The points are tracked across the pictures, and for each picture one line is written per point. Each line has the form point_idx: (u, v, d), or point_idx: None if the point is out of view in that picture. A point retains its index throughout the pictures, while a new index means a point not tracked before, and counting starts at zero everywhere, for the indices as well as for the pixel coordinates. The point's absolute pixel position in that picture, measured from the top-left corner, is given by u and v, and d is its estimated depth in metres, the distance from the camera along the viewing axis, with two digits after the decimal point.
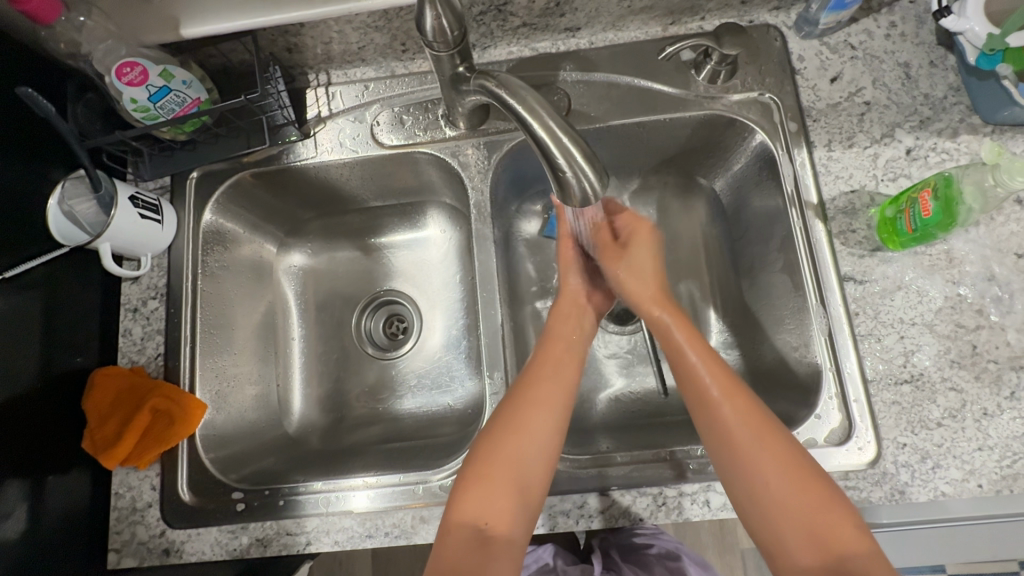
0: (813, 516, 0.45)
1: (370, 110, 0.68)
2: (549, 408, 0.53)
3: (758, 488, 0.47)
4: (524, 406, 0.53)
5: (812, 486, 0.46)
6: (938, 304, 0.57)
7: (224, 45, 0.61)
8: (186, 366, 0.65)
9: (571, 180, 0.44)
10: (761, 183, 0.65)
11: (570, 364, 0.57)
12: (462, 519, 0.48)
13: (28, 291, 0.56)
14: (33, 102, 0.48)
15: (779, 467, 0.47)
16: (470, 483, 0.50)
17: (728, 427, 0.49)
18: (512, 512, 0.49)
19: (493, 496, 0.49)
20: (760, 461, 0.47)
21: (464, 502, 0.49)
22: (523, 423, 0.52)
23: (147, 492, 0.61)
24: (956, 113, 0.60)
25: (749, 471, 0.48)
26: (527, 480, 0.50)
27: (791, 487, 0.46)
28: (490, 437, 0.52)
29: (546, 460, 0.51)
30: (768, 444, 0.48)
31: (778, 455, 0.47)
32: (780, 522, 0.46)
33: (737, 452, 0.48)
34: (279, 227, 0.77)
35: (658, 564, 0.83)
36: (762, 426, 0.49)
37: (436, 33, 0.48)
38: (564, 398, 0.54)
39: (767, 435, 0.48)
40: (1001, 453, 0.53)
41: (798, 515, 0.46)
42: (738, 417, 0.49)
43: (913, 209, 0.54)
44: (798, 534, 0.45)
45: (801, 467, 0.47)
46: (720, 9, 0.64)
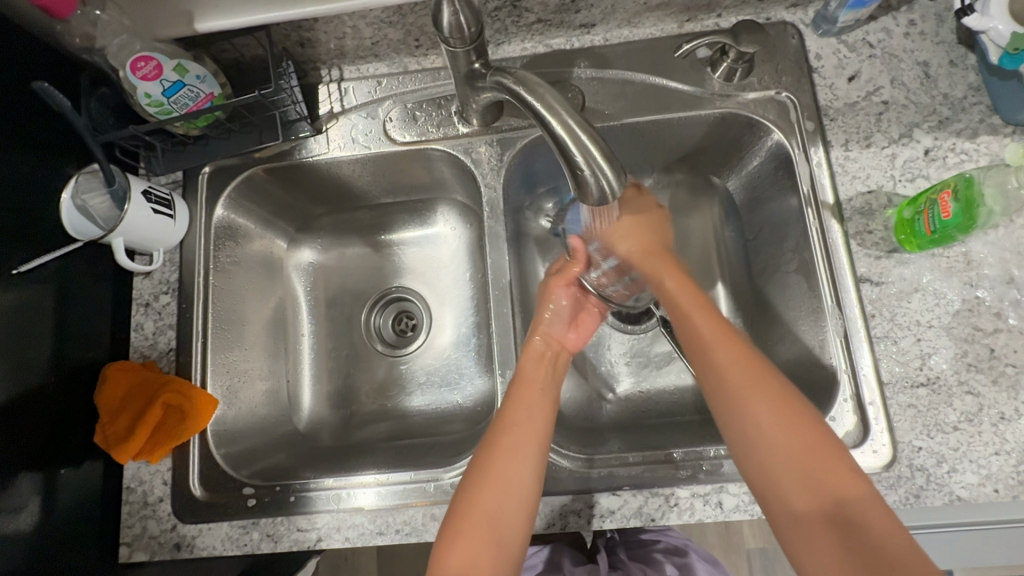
0: (805, 457, 0.45)
1: (382, 107, 0.67)
2: (521, 456, 0.52)
3: (750, 429, 0.47)
4: (495, 455, 0.52)
5: (801, 425, 0.46)
6: (955, 307, 0.56)
7: (237, 40, 0.61)
8: (198, 361, 0.65)
9: (589, 177, 0.44)
10: (777, 183, 0.65)
11: (544, 403, 0.56)
12: (445, 573, 0.47)
13: (42, 285, 0.56)
14: (48, 96, 0.48)
15: (774, 412, 0.47)
16: (450, 536, 0.49)
17: (721, 371, 0.50)
18: (496, 562, 0.48)
19: (476, 548, 0.48)
20: (754, 402, 0.47)
21: (446, 557, 0.48)
22: (497, 474, 0.51)
23: (159, 486, 0.61)
24: (976, 113, 0.59)
25: (742, 411, 0.48)
26: (504, 533, 0.49)
27: (782, 429, 0.46)
28: (466, 490, 0.51)
29: (524, 508, 0.51)
30: (761, 387, 0.48)
31: (772, 397, 0.47)
32: (772, 465, 0.46)
33: (731, 397, 0.49)
34: (289, 223, 0.77)
35: (666, 560, 0.82)
36: (755, 370, 0.49)
37: (453, 29, 0.47)
38: (539, 439, 0.53)
39: (758, 377, 0.48)
40: (1017, 458, 0.52)
41: (790, 457, 0.45)
42: (732, 362, 0.50)
43: (932, 210, 0.53)
44: (789, 477, 0.45)
45: (797, 410, 0.47)
46: (737, 6, 0.64)
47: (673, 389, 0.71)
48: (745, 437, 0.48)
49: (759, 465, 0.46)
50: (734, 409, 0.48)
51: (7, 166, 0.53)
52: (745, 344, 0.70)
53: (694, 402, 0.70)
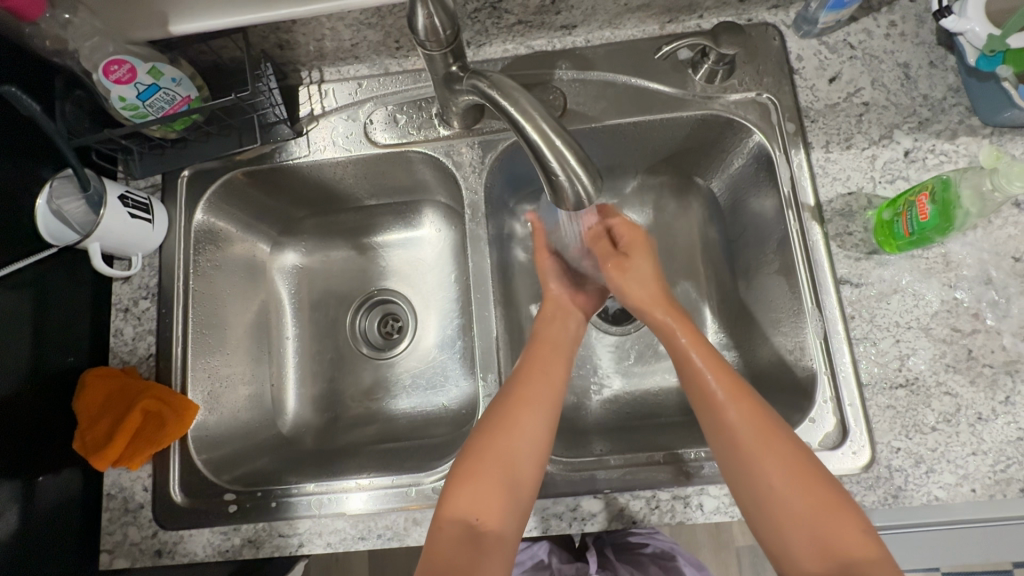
0: (819, 520, 0.45)
1: (363, 109, 0.67)
2: (538, 408, 0.53)
3: (763, 491, 0.47)
4: (514, 403, 0.53)
5: (811, 484, 0.46)
6: (934, 308, 0.56)
7: (214, 42, 0.60)
8: (178, 367, 0.64)
9: (564, 182, 0.44)
10: (759, 184, 0.65)
11: (557, 363, 0.58)
12: (453, 512, 0.48)
13: (17, 291, 0.56)
14: (18, 102, 0.49)
15: (790, 476, 0.47)
16: (461, 477, 0.50)
17: (736, 432, 0.49)
18: (504, 508, 0.49)
19: (486, 493, 0.49)
20: (763, 463, 0.47)
21: (455, 498, 0.49)
22: (513, 421, 0.52)
23: (140, 492, 0.61)
24: (955, 114, 0.59)
25: (753, 471, 0.48)
26: (516, 478, 0.50)
27: (796, 492, 0.46)
28: (481, 435, 0.52)
29: (539, 457, 0.52)
30: (774, 450, 0.48)
31: (785, 460, 0.47)
32: (783, 525, 0.46)
33: (744, 461, 0.48)
34: (272, 226, 0.76)
35: (653, 564, 0.83)
36: (767, 432, 0.48)
37: (428, 32, 0.47)
38: (554, 392, 0.55)
39: (770, 440, 0.48)
40: (995, 458, 0.53)
41: (804, 520, 0.45)
42: (747, 423, 0.49)
43: (910, 212, 0.53)
44: (803, 542, 0.45)
45: (808, 472, 0.47)
46: (719, 7, 0.64)
47: (657, 390, 0.71)
48: (758, 502, 0.47)
49: (771, 529, 0.47)
50: (747, 472, 0.48)
51: None
52: (727, 344, 0.70)
53: (678, 404, 0.70)
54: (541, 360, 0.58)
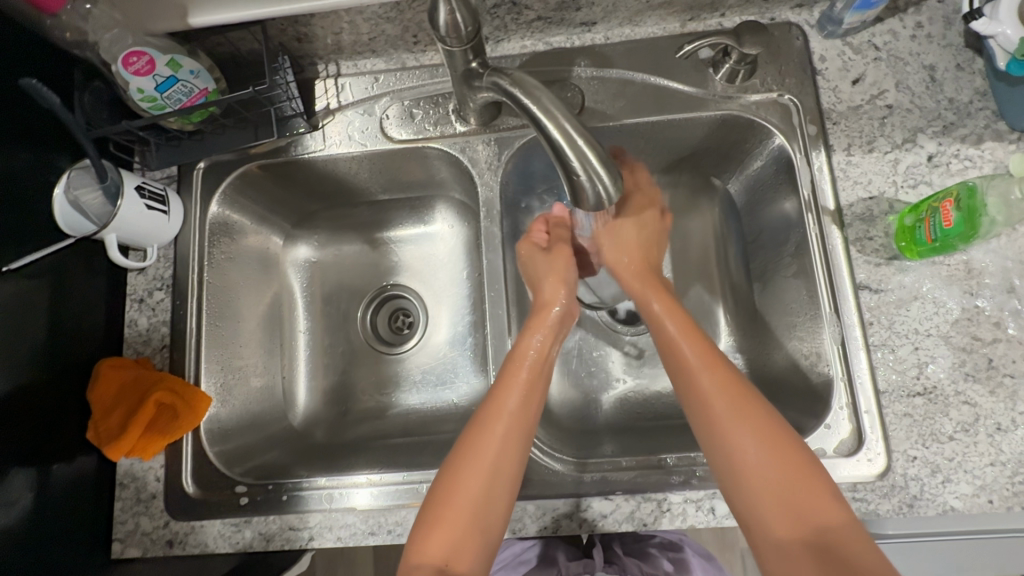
0: (796, 497, 0.44)
1: (380, 103, 0.66)
2: (511, 443, 0.51)
3: (736, 459, 0.47)
4: (479, 438, 0.51)
5: (786, 452, 0.46)
6: (954, 316, 0.56)
7: (232, 35, 0.60)
8: (192, 359, 0.65)
9: (584, 182, 0.43)
10: (777, 187, 0.64)
11: (536, 386, 0.54)
12: (423, 559, 0.47)
13: (34, 282, 0.56)
14: (37, 92, 0.47)
15: (759, 440, 0.46)
16: (430, 522, 0.48)
17: (703, 392, 0.50)
18: (475, 550, 0.47)
19: (455, 537, 0.47)
20: (738, 429, 0.47)
21: (424, 546, 0.47)
22: (481, 457, 0.50)
23: (152, 482, 0.61)
24: (981, 118, 0.58)
25: (726, 435, 0.48)
26: (488, 516, 0.49)
27: (772, 460, 0.45)
28: (451, 474, 0.50)
29: (509, 494, 0.50)
30: (748, 416, 0.48)
31: (760, 428, 0.47)
32: (757, 493, 0.45)
33: (716, 425, 0.48)
34: (286, 219, 0.76)
35: (659, 555, 0.83)
36: (741, 395, 0.49)
37: (449, 28, 0.46)
38: (528, 421, 0.52)
39: (747, 407, 0.48)
40: (1013, 469, 0.52)
41: (777, 492, 0.45)
42: (718, 390, 0.49)
43: (933, 219, 0.53)
44: (773, 509, 0.45)
45: (787, 444, 0.46)
46: (742, 6, 0.63)
47: (669, 392, 0.71)
48: (729, 466, 0.47)
49: (743, 496, 0.46)
50: (717, 435, 0.48)
51: None
52: (740, 346, 0.69)
53: None
54: (517, 382, 0.54)
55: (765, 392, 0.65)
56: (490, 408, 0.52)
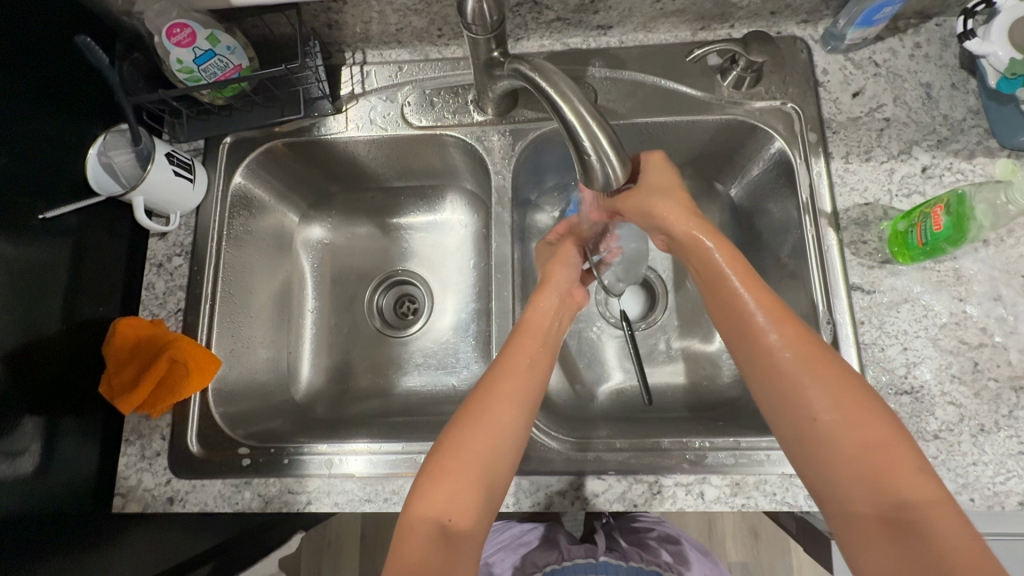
0: (875, 452, 0.43)
1: (401, 91, 0.70)
2: (515, 404, 0.53)
3: (809, 422, 0.45)
4: (493, 398, 0.53)
5: (862, 415, 0.44)
6: (942, 320, 0.58)
7: (268, 17, 0.63)
8: (205, 323, 0.67)
9: (595, 163, 0.46)
10: (778, 191, 0.67)
11: (543, 355, 0.57)
12: (426, 512, 0.47)
13: (61, 237, 0.58)
14: (90, 51, 0.51)
15: (831, 401, 0.45)
16: (434, 475, 0.49)
17: (766, 357, 0.48)
18: (478, 505, 0.49)
19: (459, 491, 0.48)
20: (806, 388, 0.46)
21: (428, 495, 0.48)
22: (492, 416, 0.52)
23: (157, 441, 0.63)
24: (974, 135, 0.61)
25: (796, 400, 0.46)
26: (492, 474, 0.50)
27: (846, 419, 0.44)
28: (460, 429, 0.52)
29: (513, 453, 0.52)
30: (820, 378, 0.46)
31: (830, 384, 0.45)
32: (828, 458, 0.44)
33: (784, 389, 0.46)
34: (302, 199, 0.79)
35: (660, 547, 0.85)
36: (812, 353, 0.47)
37: (476, 15, 0.49)
38: (535, 387, 0.55)
39: (818, 363, 0.46)
40: (995, 469, 0.53)
41: (849, 453, 0.43)
42: (787, 344, 0.47)
43: (924, 223, 0.55)
44: (849, 475, 0.43)
45: (861, 399, 0.45)
46: (750, 18, 0.66)
47: (664, 387, 0.73)
48: (800, 425, 0.46)
49: (815, 461, 0.45)
50: (787, 397, 0.46)
51: (35, 117, 0.55)
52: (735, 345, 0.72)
53: (684, 400, 0.71)
54: (523, 354, 0.56)
55: None
56: (500, 366, 0.56)
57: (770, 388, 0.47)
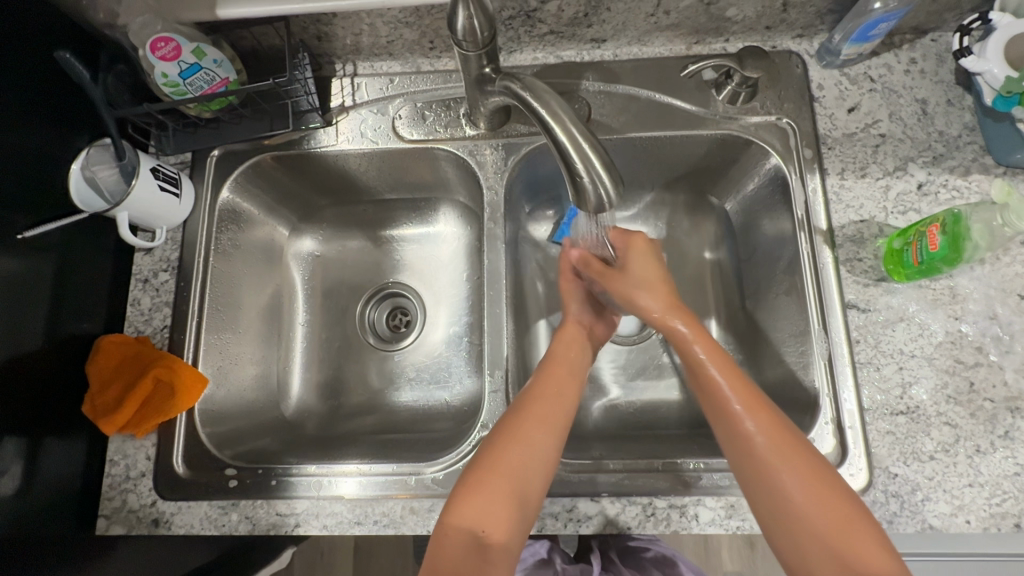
0: (844, 538, 0.44)
1: (393, 104, 0.69)
2: (548, 426, 0.53)
3: (784, 509, 0.46)
4: (528, 418, 0.53)
5: (835, 505, 0.45)
6: (938, 339, 0.57)
7: (256, 29, 0.62)
8: (191, 339, 0.65)
9: (588, 185, 0.45)
10: (773, 206, 0.66)
11: (571, 384, 0.57)
12: (460, 522, 0.47)
13: (42, 253, 0.57)
14: (70, 66, 0.50)
15: (807, 490, 0.45)
16: (470, 487, 0.49)
17: (751, 442, 0.48)
18: (514, 521, 0.48)
19: (494, 505, 0.48)
20: (783, 477, 0.46)
21: (465, 508, 0.48)
22: (524, 436, 0.51)
23: (142, 461, 0.61)
24: (969, 152, 0.61)
25: (776, 489, 0.46)
26: (528, 491, 0.49)
27: (817, 505, 0.45)
28: (496, 444, 0.51)
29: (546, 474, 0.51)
30: (797, 465, 0.46)
31: (806, 472, 0.46)
32: (804, 544, 0.45)
33: (762, 475, 0.47)
34: (293, 212, 0.78)
35: (655, 569, 0.84)
36: (784, 439, 0.47)
37: (466, 32, 0.48)
38: (568, 413, 0.55)
39: (790, 448, 0.47)
40: (991, 491, 0.53)
41: (826, 539, 0.44)
42: (764, 433, 0.48)
43: (920, 242, 0.55)
44: (822, 559, 0.44)
45: (829, 487, 0.46)
46: (745, 33, 0.66)
47: (659, 403, 0.72)
48: (773, 507, 0.46)
49: (791, 544, 0.45)
50: (764, 482, 0.47)
51: (15, 131, 0.54)
52: None
53: (679, 417, 0.71)
54: (555, 379, 0.57)
55: None
56: (531, 394, 0.55)
57: (747, 474, 0.48)
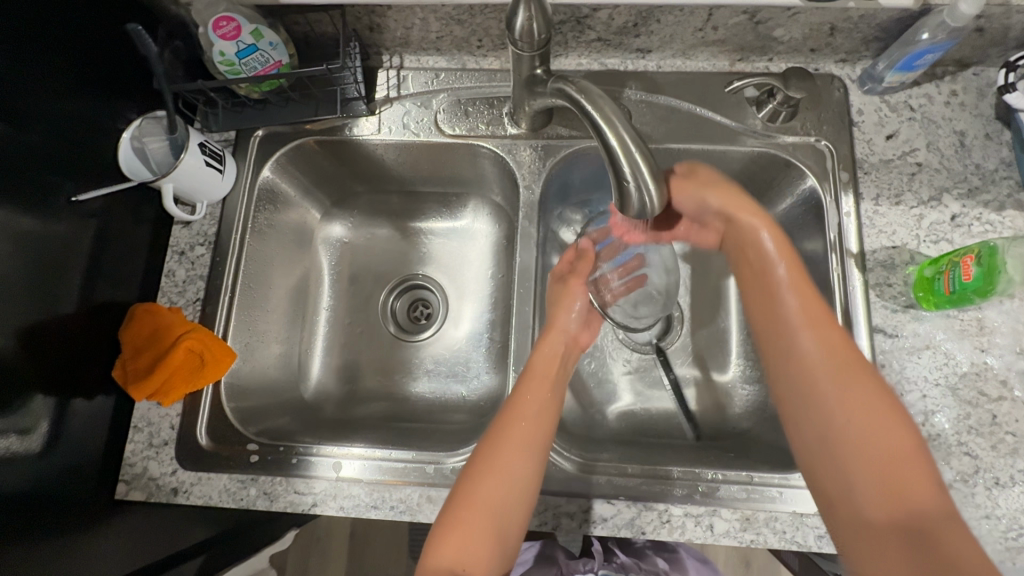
0: (888, 460, 0.45)
1: (436, 98, 0.70)
2: (526, 450, 0.53)
3: (831, 426, 0.47)
4: (500, 437, 0.53)
5: (886, 427, 0.46)
6: (963, 369, 0.58)
7: (312, 16, 0.63)
8: (222, 314, 0.66)
9: (632, 190, 0.46)
10: (805, 226, 0.67)
11: (549, 402, 0.56)
12: (436, 563, 0.48)
13: (86, 219, 0.58)
14: (141, 39, 0.53)
15: (854, 407, 0.47)
16: (442, 527, 0.50)
17: (807, 358, 0.50)
18: (490, 555, 0.49)
19: (470, 541, 0.49)
20: (834, 393, 0.48)
21: (439, 546, 0.49)
22: (499, 462, 0.52)
23: (165, 430, 0.62)
24: (1004, 187, 0.61)
25: (822, 404, 0.48)
26: (504, 521, 0.50)
27: (865, 423, 0.46)
28: (469, 476, 0.52)
29: (525, 500, 0.52)
30: (856, 384, 0.47)
31: (867, 393, 0.47)
32: (847, 465, 0.46)
33: (807, 389, 0.49)
34: (326, 197, 0.79)
35: (655, 554, 0.86)
36: (848, 363, 0.48)
37: (524, 33, 0.50)
38: (544, 432, 0.54)
39: (856, 376, 0.48)
40: (1008, 524, 0.53)
41: (870, 458, 0.45)
42: (824, 353, 0.49)
43: (953, 272, 0.55)
44: (869, 481, 0.45)
45: (886, 407, 0.46)
46: (789, 53, 0.67)
47: (675, 413, 0.73)
48: (818, 428, 0.48)
49: (833, 462, 0.47)
50: (810, 398, 0.49)
51: (71, 97, 0.55)
52: (749, 376, 0.72)
53: (693, 428, 0.71)
54: (533, 398, 0.56)
55: (772, 422, 0.67)
56: (507, 415, 0.55)
57: (798, 393, 0.50)
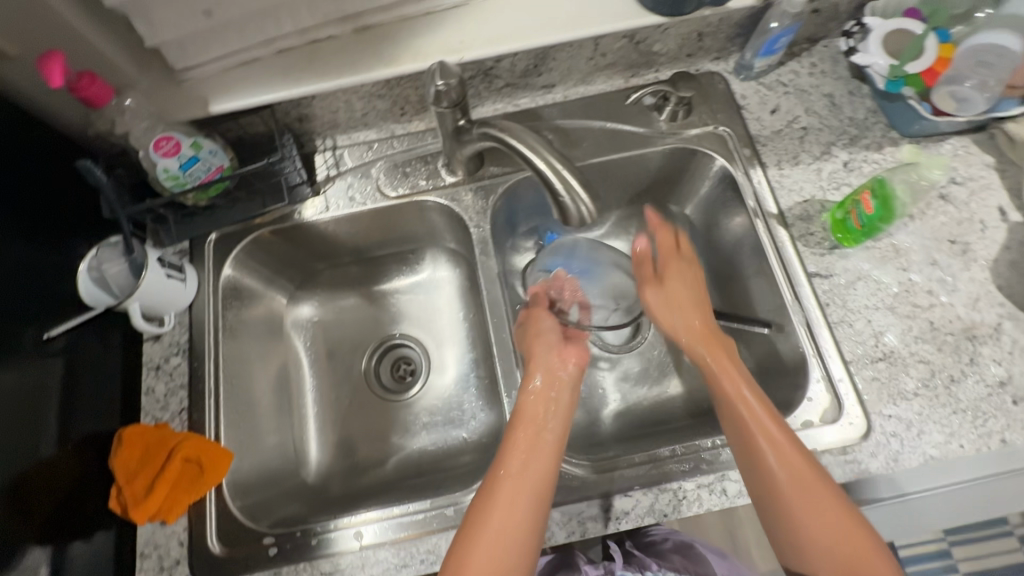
0: (832, 526, 0.50)
1: (374, 167, 0.75)
2: (518, 504, 0.52)
3: (774, 481, 0.52)
4: (490, 492, 0.53)
5: (827, 513, 0.50)
6: (894, 290, 0.65)
7: (243, 119, 0.68)
8: (211, 418, 0.66)
9: (569, 203, 0.51)
10: (727, 203, 0.74)
11: (537, 454, 0.55)
12: None
13: (55, 356, 0.58)
14: (89, 173, 0.57)
15: (784, 470, 0.52)
16: None
17: (751, 430, 0.54)
18: None
19: None
20: (765, 445, 0.53)
21: None
22: (488, 521, 0.51)
23: (175, 548, 0.60)
24: (878, 130, 0.71)
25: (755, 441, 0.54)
26: None
27: (799, 491, 0.51)
28: (461, 542, 0.50)
29: (524, 556, 0.50)
30: (800, 477, 0.52)
31: (805, 489, 0.51)
32: (791, 497, 0.51)
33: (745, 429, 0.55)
34: (289, 281, 0.81)
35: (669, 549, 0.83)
36: (802, 472, 0.52)
37: (440, 95, 0.57)
38: (536, 482, 0.53)
39: (797, 461, 0.52)
40: (973, 414, 0.59)
41: (817, 515, 0.50)
42: (762, 415, 0.55)
43: (857, 209, 0.63)
44: (812, 517, 0.50)
45: (818, 502, 0.51)
46: (671, 62, 0.76)
47: (665, 400, 0.76)
48: (762, 481, 0.53)
49: (776, 499, 0.52)
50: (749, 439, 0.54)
51: (22, 242, 0.57)
52: None
53: (685, 409, 0.75)
54: (516, 451, 0.55)
55: None
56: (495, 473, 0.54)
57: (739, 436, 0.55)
